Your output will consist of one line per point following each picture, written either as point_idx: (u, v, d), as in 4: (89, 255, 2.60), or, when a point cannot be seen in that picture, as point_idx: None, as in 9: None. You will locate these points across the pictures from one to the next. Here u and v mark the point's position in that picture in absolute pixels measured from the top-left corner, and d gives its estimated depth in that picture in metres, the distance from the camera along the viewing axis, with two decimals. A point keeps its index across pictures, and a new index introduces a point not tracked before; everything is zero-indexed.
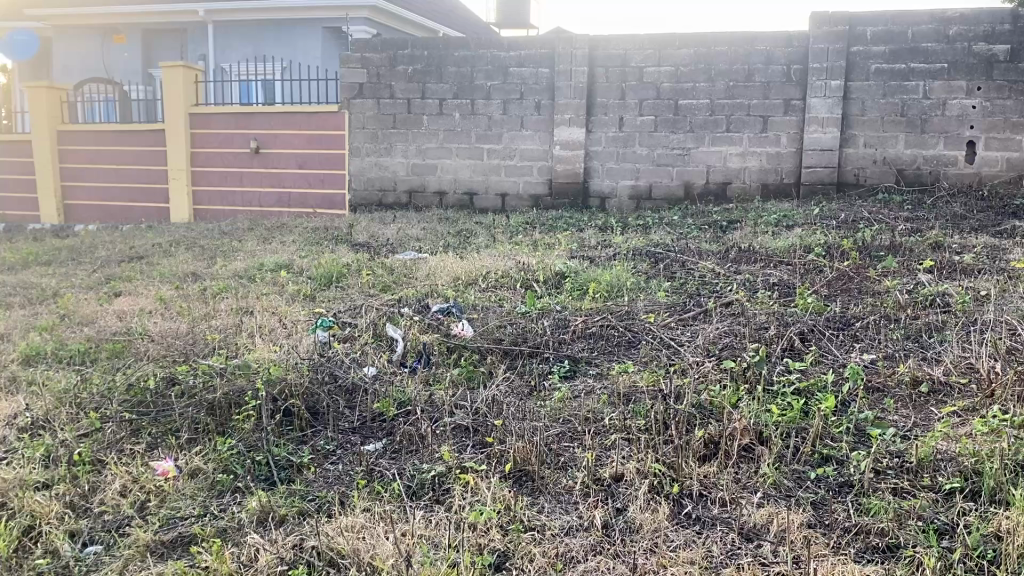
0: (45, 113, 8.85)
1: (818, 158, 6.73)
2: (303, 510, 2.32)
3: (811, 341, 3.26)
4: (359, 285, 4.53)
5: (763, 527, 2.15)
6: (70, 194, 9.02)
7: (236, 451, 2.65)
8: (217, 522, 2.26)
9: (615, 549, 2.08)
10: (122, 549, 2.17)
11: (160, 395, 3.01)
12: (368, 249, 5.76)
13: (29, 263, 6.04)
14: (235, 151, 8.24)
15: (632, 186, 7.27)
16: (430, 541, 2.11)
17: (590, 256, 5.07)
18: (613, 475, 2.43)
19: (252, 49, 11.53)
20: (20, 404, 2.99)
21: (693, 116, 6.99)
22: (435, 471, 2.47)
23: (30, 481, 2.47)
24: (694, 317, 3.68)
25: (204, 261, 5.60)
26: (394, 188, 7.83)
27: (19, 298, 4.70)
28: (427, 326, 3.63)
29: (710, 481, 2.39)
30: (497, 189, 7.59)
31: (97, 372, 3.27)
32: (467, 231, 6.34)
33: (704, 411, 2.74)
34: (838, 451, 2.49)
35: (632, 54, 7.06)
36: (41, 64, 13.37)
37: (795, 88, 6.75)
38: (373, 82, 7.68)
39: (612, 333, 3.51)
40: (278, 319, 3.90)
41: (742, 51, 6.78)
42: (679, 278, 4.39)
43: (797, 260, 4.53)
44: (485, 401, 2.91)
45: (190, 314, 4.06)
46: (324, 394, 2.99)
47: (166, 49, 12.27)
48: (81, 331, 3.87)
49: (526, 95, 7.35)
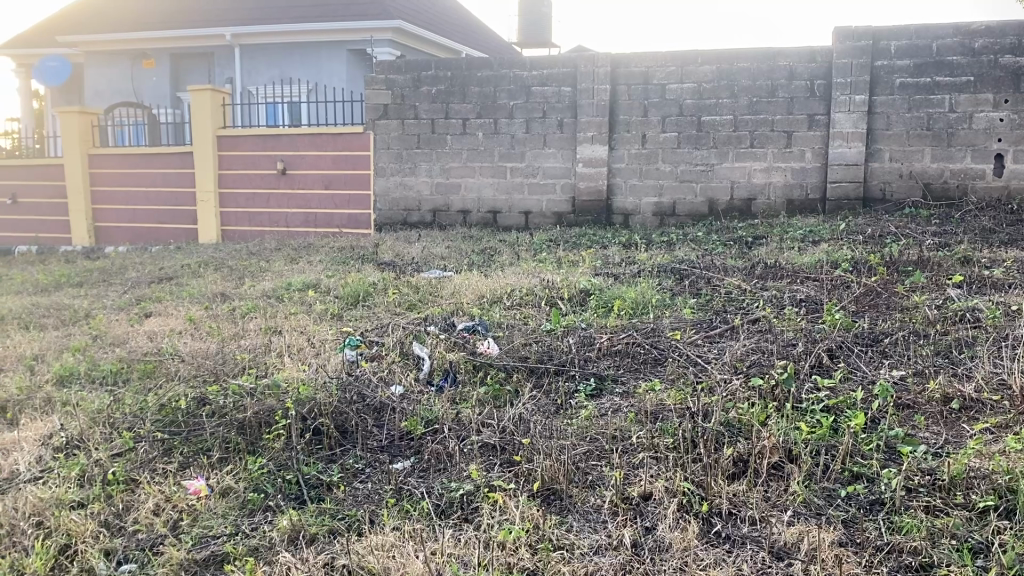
0: (76, 137, 9.00)
1: (843, 173, 6.72)
2: (333, 528, 2.33)
3: (840, 357, 3.24)
4: (386, 304, 4.57)
5: (793, 546, 2.14)
6: (101, 217, 9.17)
7: (267, 470, 2.68)
8: (248, 541, 2.29)
9: (645, 568, 2.08)
10: (156, 567, 2.20)
11: (192, 415, 3.06)
12: (395, 268, 5.80)
13: (61, 284, 6.15)
14: (262, 172, 8.34)
15: (656, 203, 7.27)
16: (461, 561, 2.13)
17: (614, 273, 5.08)
18: (641, 494, 2.43)
19: (278, 72, 11.67)
20: (55, 424, 3.04)
21: (717, 132, 6.98)
22: (464, 490, 2.48)
23: (65, 499, 2.50)
24: (721, 334, 3.68)
25: (233, 281, 5.66)
26: (419, 207, 7.87)
27: (52, 319, 4.79)
28: (453, 344, 3.66)
29: (740, 499, 2.38)
30: (520, 208, 7.62)
31: (130, 393, 3.32)
32: (492, 250, 6.36)
33: (732, 430, 2.73)
34: (868, 469, 2.47)
35: (655, 72, 7.08)
36: (71, 90, 13.65)
37: (819, 103, 6.74)
38: (398, 103, 7.77)
39: (638, 351, 3.51)
40: (307, 338, 3.94)
41: (766, 67, 6.78)
42: (705, 294, 4.38)
43: (825, 276, 4.50)
44: (513, 419, 2.92)
45: (219, 334, 4.10)
46: (353, 412, 3.01)
47: (194, 72, 12.46)
48: (113, 351, 3.93)
49: (548, 114, 7.38)
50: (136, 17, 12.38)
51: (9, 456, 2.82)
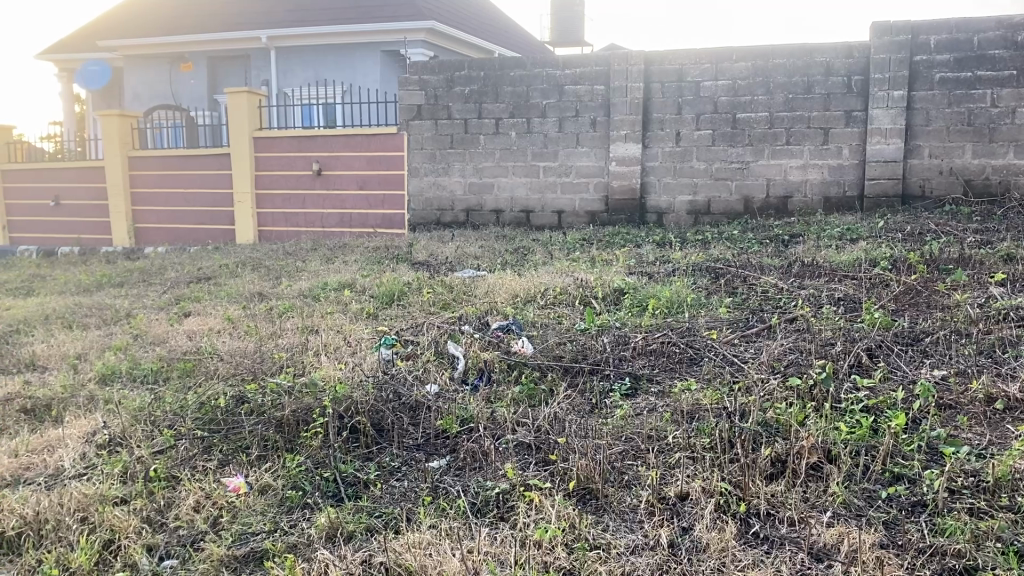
0: (117, 139, 9.14)
1: (881, 170, 6.62)
2: (371, 526, 2.35)
3: (879, 356, 3.20)
4: (420, 303, 4.59)
5: (833, 547, 2.12)
6: (140, 218, 9.32)
7: (306, 467, 2.71)
8: (288, 538, 2.31)
9: (683, 568, 2.07)
10: (197, 563, 2.23)
11: (231, 414, 3.10)
12: (429, 267, 5.83)
13: (103, 285, 6.26)
14: (298, 173, 8.42)
15: (690, 202, 7.21)
16: (497, 559, 2.13)
17: (648, 272, 5.05)
18: (678, 493, 2.42)
19: (313, 73, 11.78)
20: (97, 422, 3.10)
21: (752, 129, 6.92)
22: (499, 489, 2.48)
23: (109, 496, 2.55)
24: (757, 334, 3.64)
25: (270, 281, 5.73)
26: (452, 207, 7.90)
27: (94, 319, 4.87)
28: (487, 344, 3.67)
29: (778, 499, 2.35)
30: (553, 207, 7.61)
31: (170, 391, 3.38)
32: (525, 249, 6.36)
33: (769, 430, 2.70)
34: (910, 470, 2.43)
35: (688, 69, 7.02)
36: (112, 93, 13.90)
37: (856, 99, 6.65)
38: (431, 103, 7.81)
39: (673, 350, 3.49)
40: (343, 337, 3.97)
41: (802, 63, 6.71)
42: (741, 294, 4.34)
43: (864, 274, 4.44)
44: (548, 418, 2.92)
45: (257, 334, 4.15)
46: (389, 410, 3.03)
47: (230, 75, 12.61)
48: (154, 350, 4.00)
49: (581, 113, 7.37)
50: (174, 21, 12.56)
51: (54, 453, 2.88)
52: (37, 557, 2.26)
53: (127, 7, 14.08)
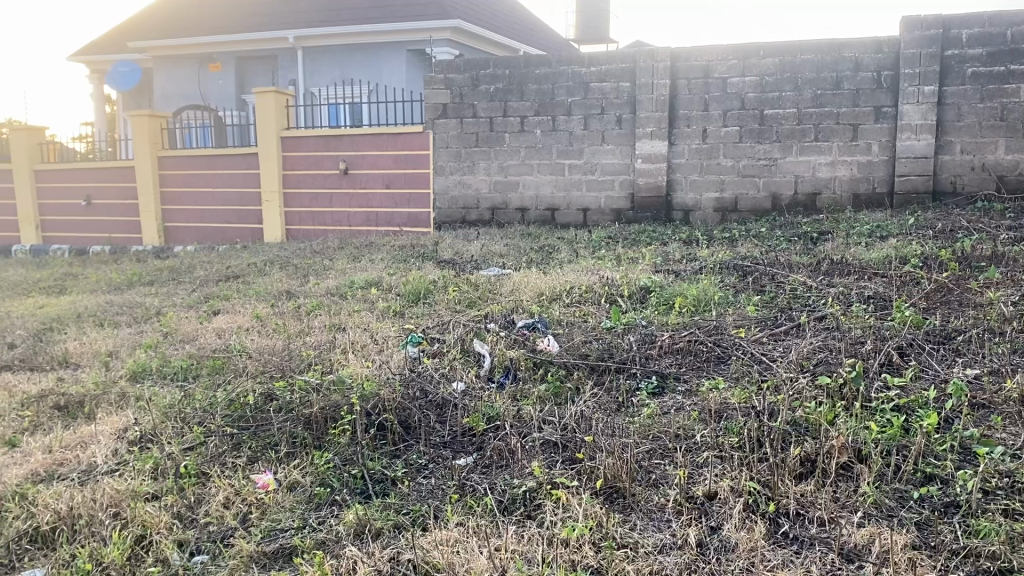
0: (146, 139, 9.23)
1: (911, 167, 6.54)
2: (398, 523, 2.36)
3: (909, 355, 3.15)
4: (446, 301, 4.60)
5: (865, 548, 2.09)
6: (170, 217, 9.42)
7: (333, 465, 2.72)
8: (316, 535, 2.32)
9: (711, 568, 2.06)
10: (228, 559, 2.25)
11: (260, 411, 3.13)
12: (454, 266, 5.84)
13: (134, 283, 6.35)
14: (325, 172, 8.47)
15: (717, 199, 7.16)
16: (525, 557, 2.13)
17: (675, 270, 5.03)
18: (706, 493, 2.40)
19: (340, 73, 11.84)
20: (128, 419, 3.14)
21: (780, 126, 6.86)
22: (526, 487, 2.48)
23: (141, 491, 2.57)
24: (786, 332, 3.61)
25: (298, 279, 5.76)
26: (477, 205, 7.91)
27: (125, 317, 4.94)
28: (513, 342, 3.67)
29: (808, 499, 2.33)
30: (579, 205, 7.60)
31: (200, 388, 3.41)
32: (550, 247, 6.36)
33: (798, 429, 2.68)
34: (942, 470, 2.40)
35: (715, 66, 6.97)
36: (141, 94, 14.06)
37: (885, 95, 6.57)
38: (456, 102, 7.82)
39: (701, 348, 3.46)
40: (370, 335, 3.99)
41: (830, 59, 6.63)
42: (770, 291, 4.31)
43: (894, 272, 4.40)
44: (574, 417, 2.91)
45: (285, 331, 4.18)
46: (416, 408, 3.04)
47: (257, 75, 12.69)
48: (184, 348, 4.04)
49: (607, 110, 7.34)
50: (202, 22, 12.66)
51: (87, 449, 2.91)
52: (71, 552, 2.30)
53: (156, 8, 14.25)
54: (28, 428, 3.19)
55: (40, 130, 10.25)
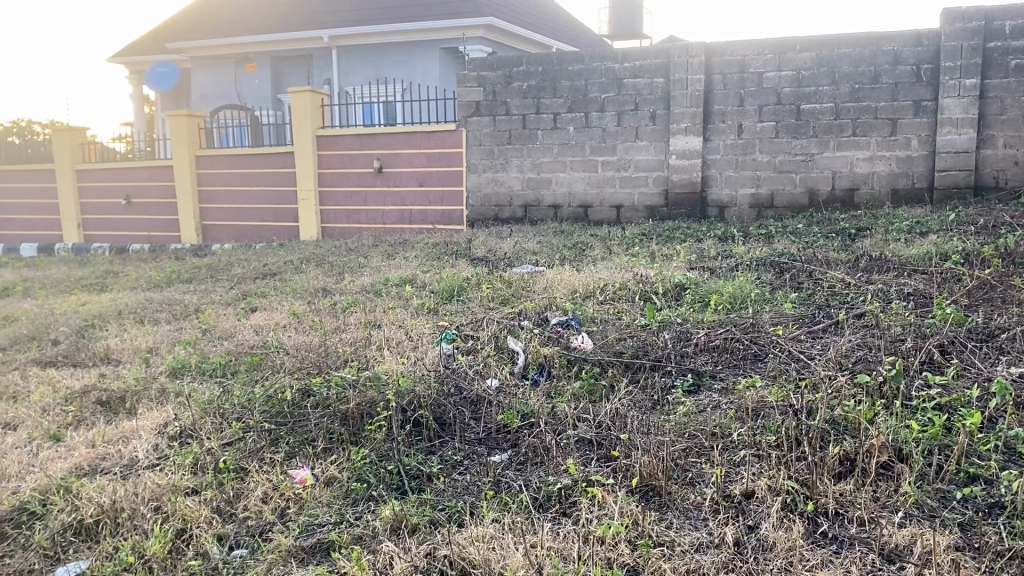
0: (184, 138, 9.34)
1: (952, 161, 6.45)
2: (434, 519, 2.37)
3: (952, 353, 3.10)
4: (480, 298, 4.60)
5: (906, 549, 2.06)
6: (208, 216, 9.55)
7: (370, 461, 2.74)
8: (353, 530, 2.34)
9: (749, 567, 2.04)
10: (266, 553, 2.27)
11: (297, 407, 3.17)
12: (487, 263, 5.84)
13: (172, 281, 6.43)
14: (359, 171, 8.52)
15: (753, 195, 7.10)
16: (561, 554, 2.13)
17: (710, 267, 5.00)
18: (743, 492, 2.38)
19: (374, 72, 11.91)
20: (168, 414, 3.19)
21: (817, 121, 6.77)
22: (561, 484, 2.48)
23: (181, 486, 2.61)
24: (824, 329, 3.56)
25: (333, 277, 5.81)
26: (511, 203, 7.93)
27: (164, 314, 5.01)
28: (547, 340, 3.67)
29: (847, 499, 2.30)
30: (612, 202, 7.57)
31: (238, 384, 3.45)
32: (583, 245, 6.35)
33: (837, 428, 2.64)
34: (986, 470, 2.36)
35: (751, 60, 6.90)
36: (180, 94, 14.26)
37: (926, 89, 6.46)
38: (489, 100, 7.82)
39: (737, 346, 3.44)
40: (405, 332, 4.01)
41: (869, 52, 6.53)
42: (807, 288, 4.26)
43: (934, 268, 4.32)
44: (610, 415, 2.90)
45: (322, 328, 4.22)
46: (451, 405, 3.05)
47: (293, 74, 12.80)
48: (222, 345, 4.09)
49: (641, 106, 7.29)
50: (239, 23, 12.80)
51: (128, 444, 2.96)
52: (115, 545, 2.34)
53: (194, 9, 14.44)
54: (72, 423, 3.25)
55: (81, 130, 10.42)
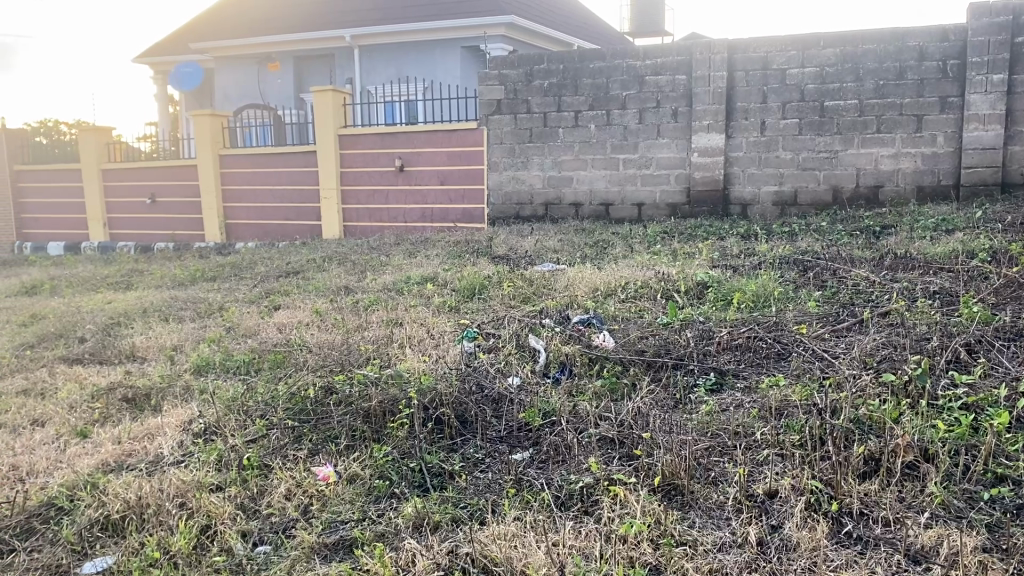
0: (208, 138, 9.41)
1: (978, 158, 6.40)
2: (456, 517, 2.37)
3: (979, 352, 3.06)
4: (501, 296, 4.61)
5: (932, 550, 2.04)
6: (231, 215, 9.63)
7: (392, 458, 2.75)
8: (375, 527, 2.36)
9: (773, 567, 2.03)
10: (290, 550, 2.29)
11: (320, 404, 3.18)
12: (508, 261, 5.85)
13: (196, 279, 6.49)
14: (381, 170, 8.55)
15: (776, 192, 7.05)
16: (583, 553, 2.13)
17: (733, 265, 4.96)
18: (767, 492, 2.37)
19: (395, 71, 11.95)
20: (193, 412, 3.22)
21: (841, 118, 6.72)
22: (583, 483, 2.48)
23: (205, 482, 2.63)
24: (848, 328, 3.53)
25: (355, 275, 5.83)
26: (532, 201, 7.93)
27: (189, 312, 5.06)
28: (568, 338, 3.67)
29: (872, 499, 2.28)
30: (633, 199, 7.54)
31: (261, 382, 3.48)
32: (604, 242, 6.33)
33: (862, 428, 2.62)
34: (1015, 471, 2.33)
35: (774, 56, 6.85)
36: (204, 94, 14.38)
37: (952, 85, 6.40)
38: (510, 98, 7.82)
39: (761, 344, 3.41)
40: (426, 330, 4.02)
41: (894, 48, 6.46)
42: (831, 287, 4.22)
43: (961, 266, 4.28)
44: (631, 413, 2.89)
45: (344, 326, 4.24)
46: (472, 403, 3.06)
47: (315, 74, 12.86)
48: (246, 343, 4.12)
49: (662, 104, 7.26)
50: (262, 23, 12.87)
51: (154, 440, 3.00)
52: (140, 540, 2.36)
53: (217, 9, 14.55)
54: (99, 420, 3.29)
55: (107, 130, 10.54)
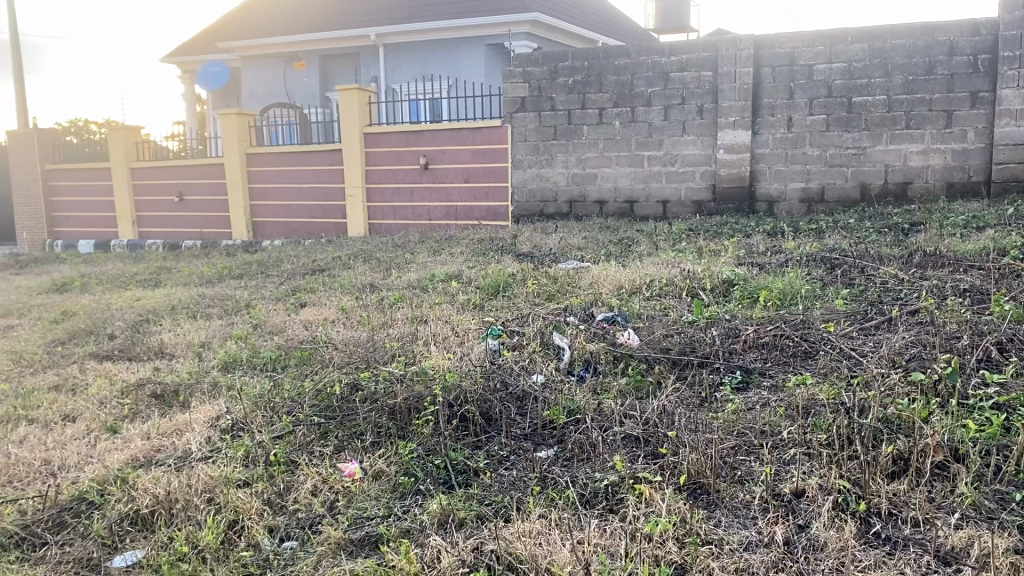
0: (235, 137, 9.50)
1: (1010, 154, 6.32)
2: (481, 514, 2.38)
3: (1010, 351, 3.02)
4: (525, 294, 4.61)
5: (963, 550, 2.01)
6: (258, 213, 9.71)
7: (417, 455, 2.76)
8: (401, 523, 2.37)
9: (800, 567, 2.01)
10: (316, 545, 2.31)
11: (346, 401, 3.20)
12: (533, 259, 5.85)
13: (223, 276, 6.55)
14: (406, 168, 8.58)
15: (803, 189, 6.99)
16: (608, 551, 2.12)
17: (759, 262, 4.93)
18: (794, 491, 2.35)
19: (420, 69, 11.99)
20: (221, 408, 3.25)
21: (869, 113, 6.64)
22: (608, 481, 2.48)
23: (233, 478, 2.66)
24: (876, 327, 3.49)
25: (380, 273, 5.86)
26: (556, 198, 7.91)
27: (217, 309, 5.11)
28: (593, 335, 3.66)
29: (901, 499, 2.26)
30: (658, 196, 7.51)
31: (288, 378, 3.51)
32: (629, 240, 6.32)
33: (891, 426, 2.59)
34: None
35: (801, 52, 6.79)
36: (230, 94, 14.51)
37: (983, 79, 6.31)
38: (535, 95, 7.81)
39: (788, 343, 3.39)
40: (451, 327, 4.03)
41: (923, 43, 6.38)
42: (859, 285, 4.18)
43: (992, 263, 4.22)
44: (656, 412, 2.88)
45: (369, 323, 4.26)
46: (497, 400, 3.06)
47: (340, 72, 12.92)
48: (272, 340, 4.16)
49: (688, 100, 7.22)
50: (288, 23, 12.95)
51: (182, 436, 3.03)
52: (169, 534, 2.39)
53: (244, 9, 14.66)
54: (128, 415, 3.33)
55: (136, 130, 10.66)
